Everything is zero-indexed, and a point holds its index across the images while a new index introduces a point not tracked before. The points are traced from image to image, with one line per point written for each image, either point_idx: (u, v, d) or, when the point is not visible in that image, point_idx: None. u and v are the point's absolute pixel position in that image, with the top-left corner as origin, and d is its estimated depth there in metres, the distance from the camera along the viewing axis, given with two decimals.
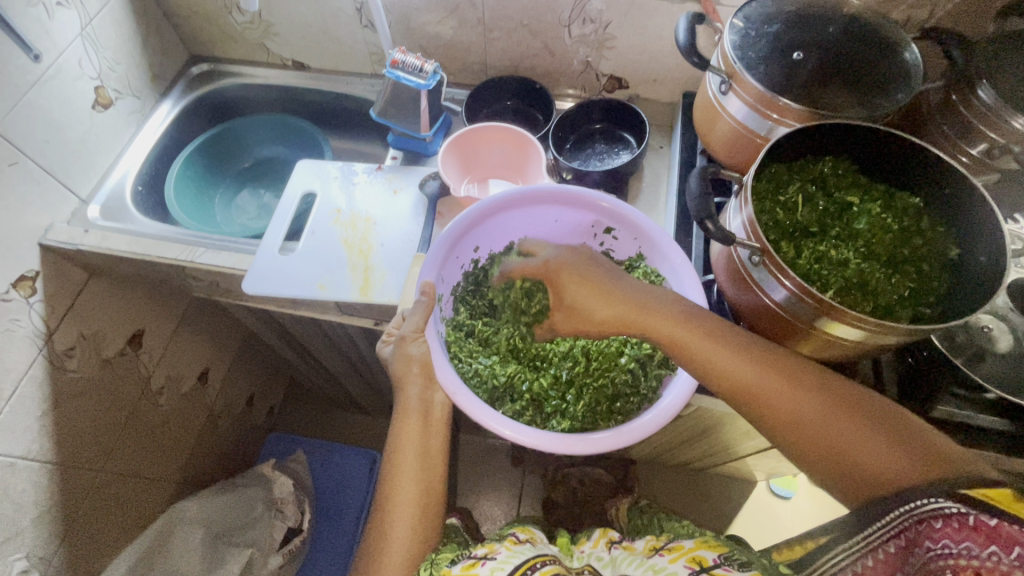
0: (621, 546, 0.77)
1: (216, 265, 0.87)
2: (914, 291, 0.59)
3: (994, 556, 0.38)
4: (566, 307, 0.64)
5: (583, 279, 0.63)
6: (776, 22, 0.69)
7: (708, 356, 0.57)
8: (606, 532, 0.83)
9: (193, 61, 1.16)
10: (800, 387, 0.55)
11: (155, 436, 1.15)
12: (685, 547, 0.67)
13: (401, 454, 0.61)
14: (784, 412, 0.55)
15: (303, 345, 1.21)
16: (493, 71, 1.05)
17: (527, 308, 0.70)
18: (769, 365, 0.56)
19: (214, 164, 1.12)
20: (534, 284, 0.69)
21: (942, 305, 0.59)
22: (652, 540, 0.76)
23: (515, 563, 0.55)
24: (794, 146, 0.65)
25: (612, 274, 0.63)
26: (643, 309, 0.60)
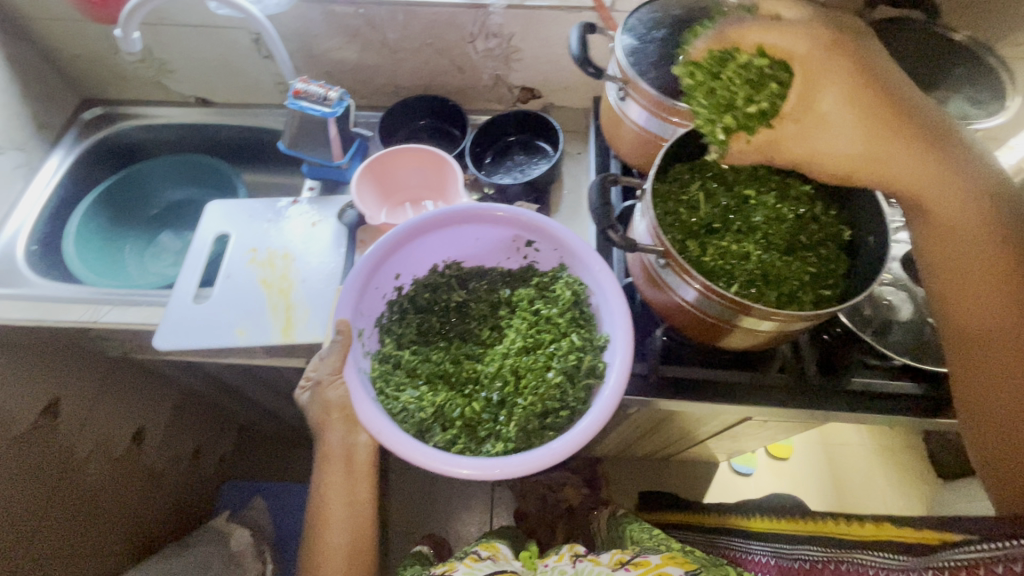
0: (586, 559, 0.82)
1: (122, 323, 0.82)
2: (816, 274, 0.62)
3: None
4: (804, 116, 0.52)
5: (855, 76, 0.48)
6: (663, 28, 0.71)
7: (954, 218, 0.55)
8: (571, 546, 0.88)
9: (85, 106, 1.09)
10: (1001, 285, 0.54)
11: (88, 509, 1.07)
12: (652, 563, 0.74)
13: (327, 500, 0.64)
14: (965, 287, 0.56)
15: (240, 390, 1.16)
16: (406, 92, 1.04)
17: (745, 100, 0.53)
18: (997, 253, 0.55)
19: (120, 213, 1.06)
20: (782, 68, 0.51)
21: (841, 285, 0.61)
22: (615, 553, 0.82)
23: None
24: (690, 145, 0.67)
25: (882, 86, 0.48)
26: (894, 160, 0.52)
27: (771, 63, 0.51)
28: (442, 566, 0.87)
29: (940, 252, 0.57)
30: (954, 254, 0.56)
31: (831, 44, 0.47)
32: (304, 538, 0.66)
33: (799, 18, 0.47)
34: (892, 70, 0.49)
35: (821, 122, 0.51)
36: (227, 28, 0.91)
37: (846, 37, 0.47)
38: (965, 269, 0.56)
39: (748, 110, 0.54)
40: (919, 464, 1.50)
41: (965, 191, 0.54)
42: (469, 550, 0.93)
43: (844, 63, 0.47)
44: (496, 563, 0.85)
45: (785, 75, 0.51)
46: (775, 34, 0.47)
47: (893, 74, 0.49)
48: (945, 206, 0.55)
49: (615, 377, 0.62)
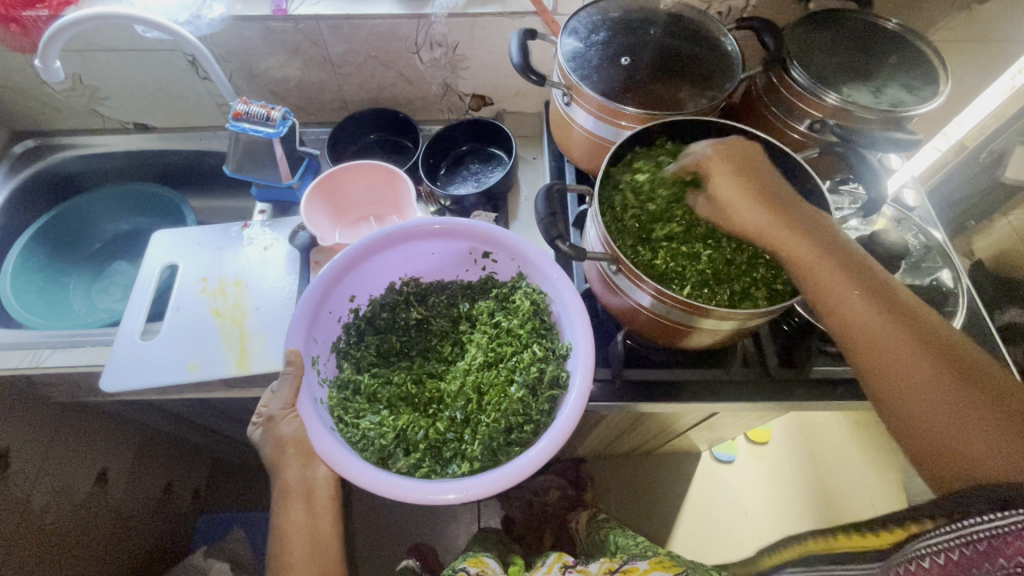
0: (576, 570, 0.83)
1: (68, 367, 0.78)
2: (771, 265, 0.61)
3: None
4: (708, 197, 0.61)
5: (739, 171, 0.58)
6: (602, 31, 0.71)
7: (842, 291, 0.52)
8: (560, 556, 0.89)
9: (16, 139, 1.04)
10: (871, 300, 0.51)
11: (51, 561, 1.02)
12: (640, 569, 0.75)
13: (287, 543, 0.62)
14: (881, 358, 0.50)
15: (203, 423, 1.12)
16: (355, 106, 1.02)
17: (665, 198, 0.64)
18: (896, 321, 0.50)
19: (62, 249, 1.01)
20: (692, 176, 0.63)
21: (792, 275, 0.61)
22: (604, 562, 0.83)
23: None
24: (637, 147, 0.67)
25: (765, 175, 0.58)
26: (789, 228, 0.55)
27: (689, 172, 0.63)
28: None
29: (857, 332, 0.52)
30: (856, 326, 0.52)
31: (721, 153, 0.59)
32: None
33: (700, 146, 0.61)
34: (775, 174, 0.58)
35: (720, 205, 0.59)
36: (160, 51, 0.88)
37: (742, 147, 0.59)
38: (878, 340, 0.50)
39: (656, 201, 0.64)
40: (892, 439, 1.54)
41: (855, 268, 0.53)
42: (457, 567, 0.90)
43: (729, 160, 0.59)
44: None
45: (698, 178, 0.62)
46: (686, 157, 0.62)
47: (762, 165, 0.59)
48: (838, 281, 0.52)
49: (578, 387, 0.62)
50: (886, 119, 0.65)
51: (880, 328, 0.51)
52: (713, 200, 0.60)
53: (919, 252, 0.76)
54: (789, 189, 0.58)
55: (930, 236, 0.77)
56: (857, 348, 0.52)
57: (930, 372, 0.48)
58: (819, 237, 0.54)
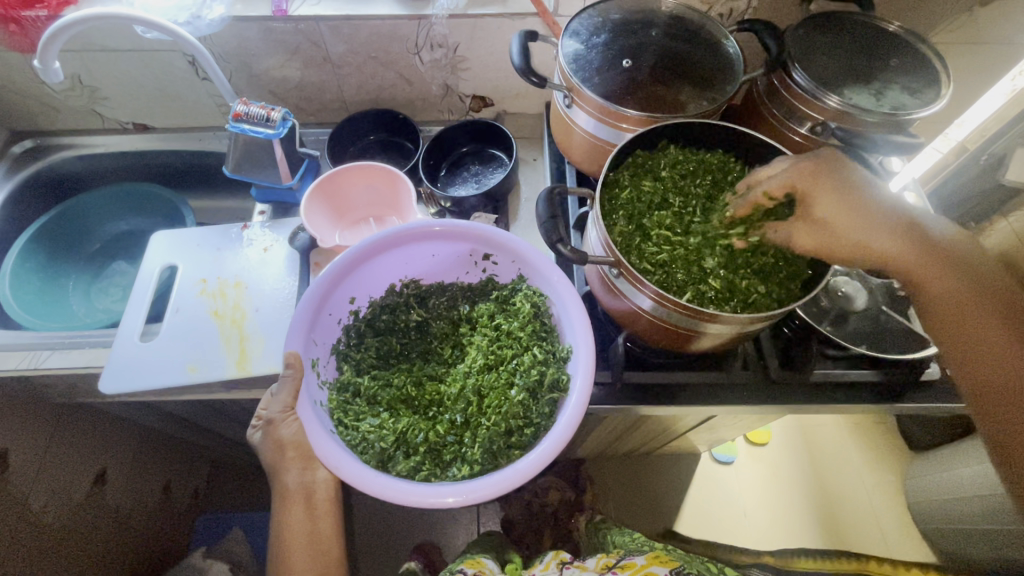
0: (573, 567, 0.83)
1: (66, 368, 0.78)
2: (776, 267, 0.60)
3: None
4: (805, 219, 0.57)
5: (837, 188, 0.56)
6: (603, 32, 0.71)
7: (950, 285, 0.55)
8: (558, 554, 0.89)
9: (13, 139, 1.03)
10: (993, 318, 0.54)
11: (51, 560, 1.02)
12: (637, 564, 0.74)
13: (289, 544, 0.63)
14: (975, 350, 0.54)
15: (202, 424, 1.12)
16: (355, 107, 1.01)
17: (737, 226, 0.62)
18: (995, 314, 0.54)
19: (61, 250, 1.01)
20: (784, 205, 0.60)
21: (798, 276, 0.60)
22: (601, 559, 0.83)
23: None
24: (638, 148, 0.67)
25: (867, 190, 0.56)
26: (893, 234, 0.55)
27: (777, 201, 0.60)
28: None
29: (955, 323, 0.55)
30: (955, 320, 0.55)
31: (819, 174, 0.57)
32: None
33: (779, 169, 0.59)
34: (869, 185, 0.57)
35: (828, 229, 0.56)
36: (159, 51, 0.87)
37: (832, 161, 0.58)
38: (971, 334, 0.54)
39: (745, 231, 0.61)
40: (891, 440, 1.54)
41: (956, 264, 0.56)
42: (454, 569, 0.90)
43: (820, 180, 0.57)
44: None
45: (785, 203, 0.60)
46: (764, 183, 0.59)
47: (864, 181, 0.57)
48: (952, 287, 0.55)
49: (578, 390, 0.61)
50: (887, 122, 0.65)
51: (975, 319, 0.54)
52: (813, 221, 0.57)
53: None
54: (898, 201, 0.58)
55: None
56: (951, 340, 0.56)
57: (1022, 360, 0.52)
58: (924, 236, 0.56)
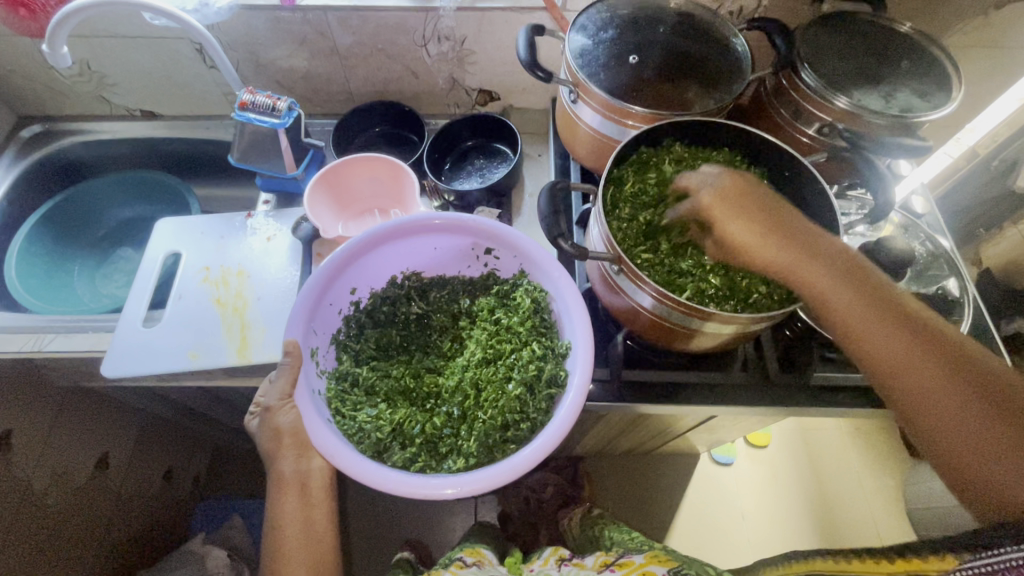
0: (572, 564, 0.84)
1: (69, 351, 0.78)
2: None
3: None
4: (715, 238, 0.58)
5: (743, 210, 0.56)
6: (611, 28, 0.70)
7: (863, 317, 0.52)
8: (556, 549, 0.90)
9: (22, 124, 1.04)
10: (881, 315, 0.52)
11: (52, 541, 1.04)
12: (636, 563, 0.75)
13: (282, 532, 0.63)
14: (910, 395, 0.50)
15: (203, 412, 1.12)
16: (361, 98, 1.01)
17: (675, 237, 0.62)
18: (881, 312, 0.52)
19: (66, 235, 1.01)
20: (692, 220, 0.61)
21: None
22: (600, 555, 0.84)
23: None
24: (644, 146, 0.66)
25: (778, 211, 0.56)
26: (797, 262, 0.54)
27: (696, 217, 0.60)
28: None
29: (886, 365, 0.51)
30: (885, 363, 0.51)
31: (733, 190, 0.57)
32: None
33: (710, 174, 0.58)
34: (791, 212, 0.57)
35: (727, 249, 0.57)
36: (167, 38, 0.88)
37: (745, 185, 0.57)
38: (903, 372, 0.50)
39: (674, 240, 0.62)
40: (892, 446, 1.53)
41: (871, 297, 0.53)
42: (452, 557, 0.91)
43: (730, 202, 0.56)
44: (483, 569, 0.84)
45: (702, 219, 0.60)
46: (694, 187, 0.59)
47: (773, 200, 0.57)
48: (821, 285, 0.53)
49: (575, 387, 0.61)
50: (895, 124, 0.64)
51: (908, 355, 0.50)
52: (718, 241, 0.58)
53: (925, 260, 0.75)
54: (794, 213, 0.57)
55: (937, 244, 0.77)
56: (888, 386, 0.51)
57: (958, 402, 0.47)
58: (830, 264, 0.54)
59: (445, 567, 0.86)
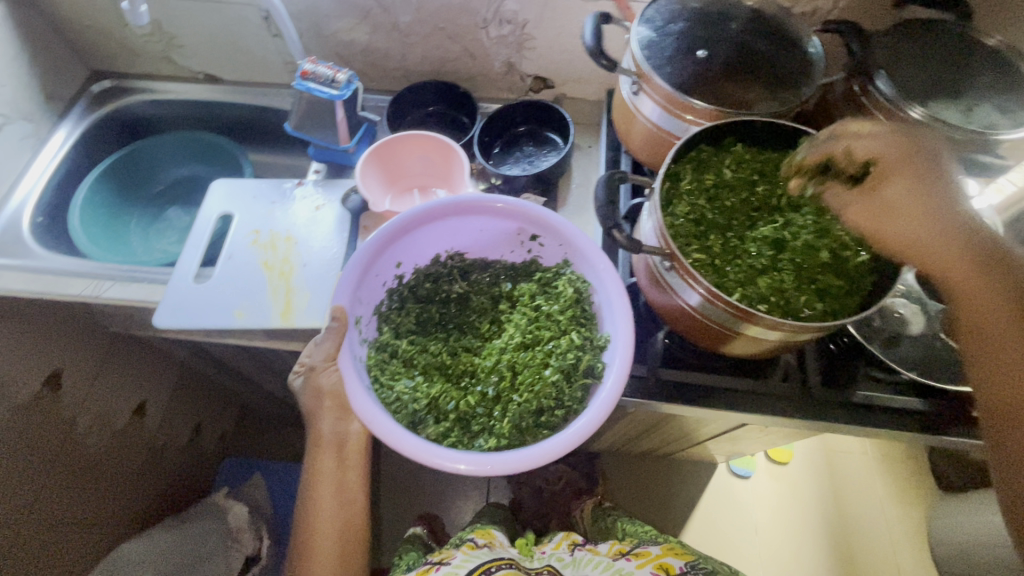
0: (584, 549, 0.85)
1: (124, 300, 0.82)
2: (842, 282, 0.57)
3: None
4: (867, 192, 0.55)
5: (912, 177, 0.53)
6: (681, 20, 0.69)
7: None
8: (569, 535, 0.92)
9: (94, 78, 1.08)
10: (994, 290, 0.50)
11: (91, 478, 1.10)
12: (653, 554, 0.76)
13: (319, 485, 0.66)
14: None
15: (239, 370, 1.16)
16: (416, 76, 1.02)
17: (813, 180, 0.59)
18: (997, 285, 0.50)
19: (126, 189, 1.06)
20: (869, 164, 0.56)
21: (865, 292, 0.57)
22: (615, 544, 0.84)
23: (467, 567, 0.77)
24: (705, 144, 0.64)
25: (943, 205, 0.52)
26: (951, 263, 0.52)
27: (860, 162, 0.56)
28: (439, 554, 0.86)
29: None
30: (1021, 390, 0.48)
31: (898, 155, 0.54)
32: (297, 528, 0.67)
33: (877, 134, 0.55)
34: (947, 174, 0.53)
35: (882, 213, 0.54)
36: (236, 4, 0.90)
37: (916, 142, 0.55)
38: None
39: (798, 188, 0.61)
40: (919, 475, 1.49)
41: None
42: (464, 537, 0.92)
43: (909, 162, 0.54)
44: (494, 550, 0.85)
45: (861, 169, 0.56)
46: (854, 140, 0.55)
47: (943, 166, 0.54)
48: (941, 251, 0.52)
49: (612, 379, 0.61)
50: (973, 140, 0.62)
51: (1014, 347, 0.49)
52: (874, 201, 0.55)
53: None
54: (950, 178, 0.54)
55: None
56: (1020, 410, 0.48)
57: None
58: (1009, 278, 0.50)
59: (458, 546, 0.88)
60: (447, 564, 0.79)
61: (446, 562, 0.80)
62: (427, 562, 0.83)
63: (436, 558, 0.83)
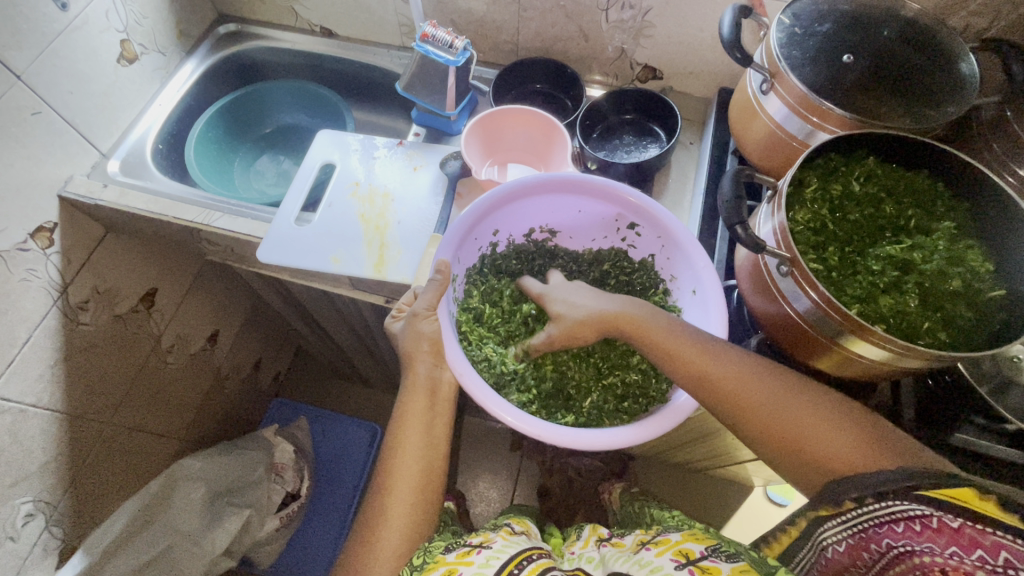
0: (611, 543, 0.67)
1: (232, 231, 0.87)
2: (966, 318, 0.54)
3: (955, 556, 0.39)
4: (858, 193, 0.61)
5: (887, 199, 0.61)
6: (827, 21, 0.66)
7: (703, 366, 0.58)
8: (596, 530, 0.74)
9: (220, 21, 1.14)
10: (669, 332, 0.60)
11: (164, 394, 1.16)
12: (671, 541, 0.61)
13: (404, 429, 0.64)
14: (776, 419, 0.55)
15: (311, 314, 1.22)
16: (524, 52, 1.02)
17: (854, 176, 0.62)
18: (675, 332, 0.60)
19: (235, 128, 1.12)
20: (874, 166, 0.62)
21: (996, 331, 0.53)
22: (641, 535, 0.67)
23: (508, 555, 0.58)
24: (835, 153, 0.61)
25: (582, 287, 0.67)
26: (624, 311, 0.62)
27: (867, 159, 0.62)
28: (471, 535, 0.66)
29: (723, 396, 0.57)
30: (762, 415, 0.56)
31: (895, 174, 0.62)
32: (374, 478, 0.65)
33: (894, 144, 0.61)
34: (924, 216, 0.61)
35: (860, 222, 0.61)
36: None
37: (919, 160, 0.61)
38: (764, 409, 0.56)
39: (852, 171, 0.62)
40: None
41: (730, 348, 0.59)
42: (499, 522, 0.73)
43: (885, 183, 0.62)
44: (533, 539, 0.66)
45: (868, 168, 0.62)
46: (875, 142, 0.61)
47: (925, 197, 0.62)
48: (619, 316, 0.62)
49: None
50: None
51: (749, 386, 0.57)
52: (860, 210, 0.61)
53: None
54: (930, 219, 0.61)
55: None
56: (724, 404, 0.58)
57: (776, 405, 0.56)
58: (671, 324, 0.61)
59: (491, 531, 0.68)
60: (485, 549, 0.59)
61: (482, 546, 0.60)
62: (464, 543, 0.62)
63: (468, 541, 0.63)
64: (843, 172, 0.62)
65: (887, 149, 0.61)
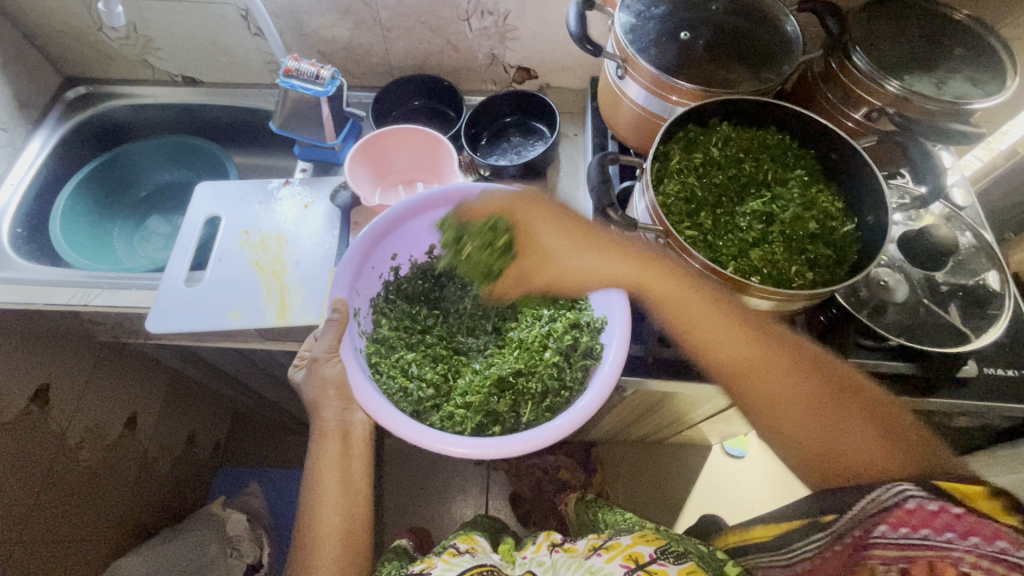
0: (562, 549, 0.71)
1: (115, 306, 0.81)
2: (827, 254, 0.60)
3: (950, 538, 0.47)
4: (718, 156, 0.65)
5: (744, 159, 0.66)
6: (662, 4, 0.70)
7: (742, 359, 0.65)
8: (549, 535, 0.77)
9: (68, 85, 1.06)
10: (746, 332, 0.64)
11: (86, 494, 1.06)
12: (622, 545, 0.65)
13: (320, 479, 0.65)
14: (829, 423, 0.62)
15: (233, 374, 1.15)
16: (399, 71, 1.02)
17: (712, 142, 0.65)
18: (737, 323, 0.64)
19: (108, 196, 1.04)
20: (728, 130, 0.66)
21: (855, 262, 0.59)
22: (592, 539, 0.71)
23: None
24: (691, 124, 0.65)
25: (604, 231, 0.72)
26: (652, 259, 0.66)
27: (722, 124, 0.66)
28: (417, 565, 0.69)
29: (762, 398, 0.65)
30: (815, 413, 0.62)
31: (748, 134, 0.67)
32: (299, 530, 0.66)
33: (741, 106, 0.65)
34: (779, 166, 0.66)
35: (725, 183, 0.65)
36: (214, 3, 0.89)
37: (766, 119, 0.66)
38: (791, 408, 0.63)
39: (710, 138, 0.66)
40: None
41: (755, 338, 0.64)
42: (446, 544, 0.75)
43: (741, 144, 0.66)
44: (478, 557, 0.68)
45: (722, 133, 0.66)
46: (723, 107, 0.65)
47: (778, 150, 0.67)
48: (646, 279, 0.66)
49: (612, 359, 0.63)
50: (948, 110, 0.64)
51: (794, 381, 0.63)
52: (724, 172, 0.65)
53: (966, 253, 0.73)
54: (786, 168, 0.66)
55: (980, 237, 0.74)
56: (755, 402, 0.65)
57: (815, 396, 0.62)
58: (712, 315, 0.64)
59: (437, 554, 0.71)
60: None
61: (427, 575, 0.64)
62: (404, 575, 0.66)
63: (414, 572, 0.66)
64: (702, 140, 0.65)
65: (735, 114, 0.66)
